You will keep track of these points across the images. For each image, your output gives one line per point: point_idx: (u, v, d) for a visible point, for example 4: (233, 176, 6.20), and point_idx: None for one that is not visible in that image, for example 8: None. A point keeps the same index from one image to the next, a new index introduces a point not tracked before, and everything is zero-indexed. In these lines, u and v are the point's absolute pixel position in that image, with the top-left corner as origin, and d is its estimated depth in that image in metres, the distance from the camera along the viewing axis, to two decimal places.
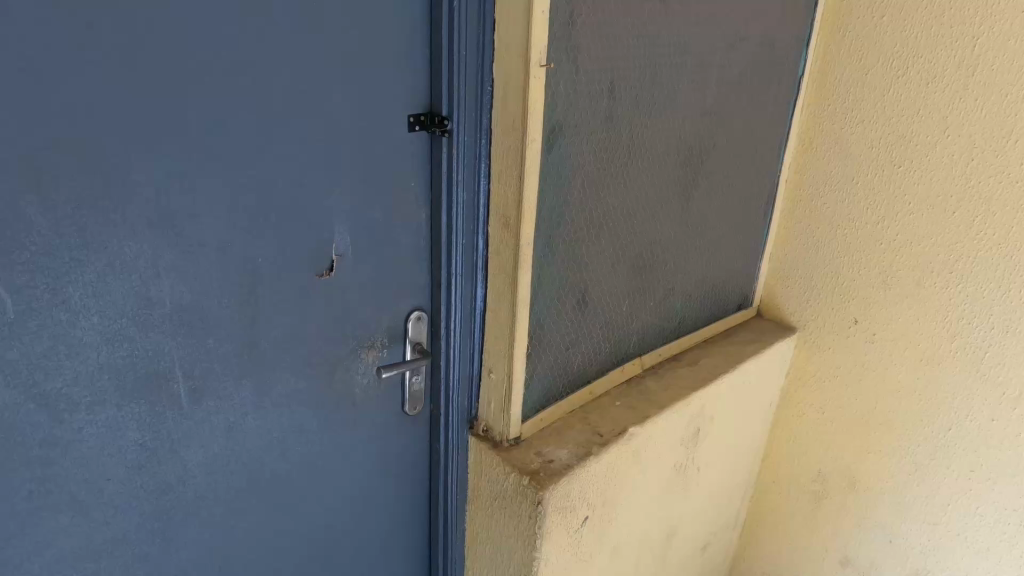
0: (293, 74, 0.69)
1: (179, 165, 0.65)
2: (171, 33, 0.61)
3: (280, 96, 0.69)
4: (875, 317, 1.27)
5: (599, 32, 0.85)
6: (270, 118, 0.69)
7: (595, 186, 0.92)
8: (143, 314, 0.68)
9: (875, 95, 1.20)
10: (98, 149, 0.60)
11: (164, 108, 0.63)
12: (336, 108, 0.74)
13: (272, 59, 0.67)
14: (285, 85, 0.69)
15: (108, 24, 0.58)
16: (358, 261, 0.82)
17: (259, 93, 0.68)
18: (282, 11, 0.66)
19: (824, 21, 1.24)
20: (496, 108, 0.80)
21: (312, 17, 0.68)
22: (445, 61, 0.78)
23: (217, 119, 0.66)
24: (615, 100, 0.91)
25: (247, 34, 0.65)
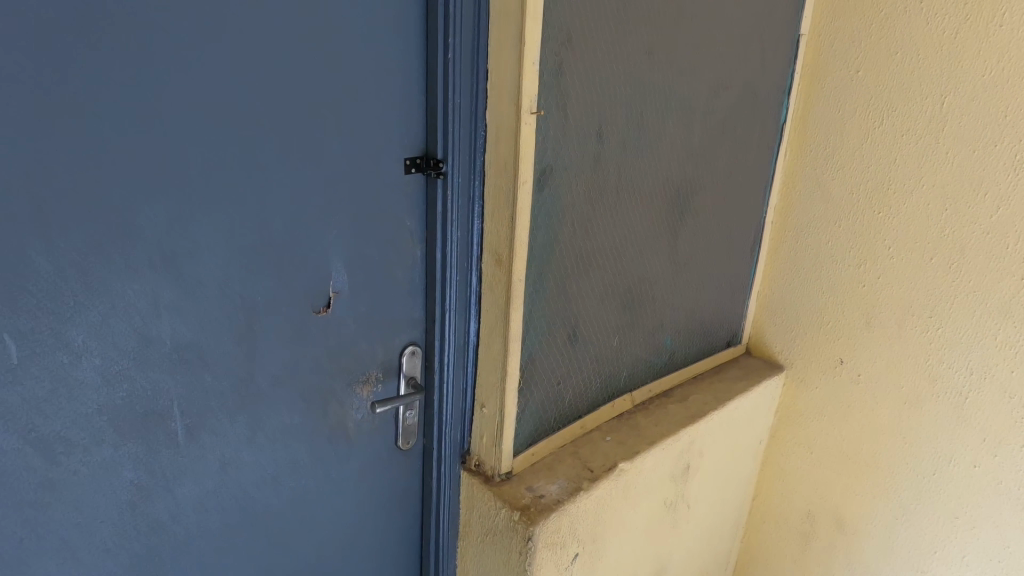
0: (296, 120, 0.73)
1: (185, 210, 0.68)
2: (182, 85, 0.65)
3: (283, 140, 0.73)
4: (860, 357, 1.30)
5: (587, 81, 0.89)
6: (273, 161, 0.73)
7: (585, 227, 0.96)
8: (143, 353, 0.70)
9: (854, 144, 1.25)
10: (107, 196, 0.63)
11: (172, 155, 0.66)
12: (336, 152, 0.77)
13: (276, 106, 0.71)
14: (288, 130, 0.73)
15: (122, 78, 0.61)
16: (354, 298, 0.84)
17: (263, 138, 0.71)
18: (287, 62, 0.71)
19: (804, 73, 1.31)
20: (489, 152, 0.84)
21: (315, 67, 0.73)
22: (442, 107, 0.82)
23: (223, 164, 0.69)
24: (604, 144, 0.95)
25: (254, 83, 0.69)
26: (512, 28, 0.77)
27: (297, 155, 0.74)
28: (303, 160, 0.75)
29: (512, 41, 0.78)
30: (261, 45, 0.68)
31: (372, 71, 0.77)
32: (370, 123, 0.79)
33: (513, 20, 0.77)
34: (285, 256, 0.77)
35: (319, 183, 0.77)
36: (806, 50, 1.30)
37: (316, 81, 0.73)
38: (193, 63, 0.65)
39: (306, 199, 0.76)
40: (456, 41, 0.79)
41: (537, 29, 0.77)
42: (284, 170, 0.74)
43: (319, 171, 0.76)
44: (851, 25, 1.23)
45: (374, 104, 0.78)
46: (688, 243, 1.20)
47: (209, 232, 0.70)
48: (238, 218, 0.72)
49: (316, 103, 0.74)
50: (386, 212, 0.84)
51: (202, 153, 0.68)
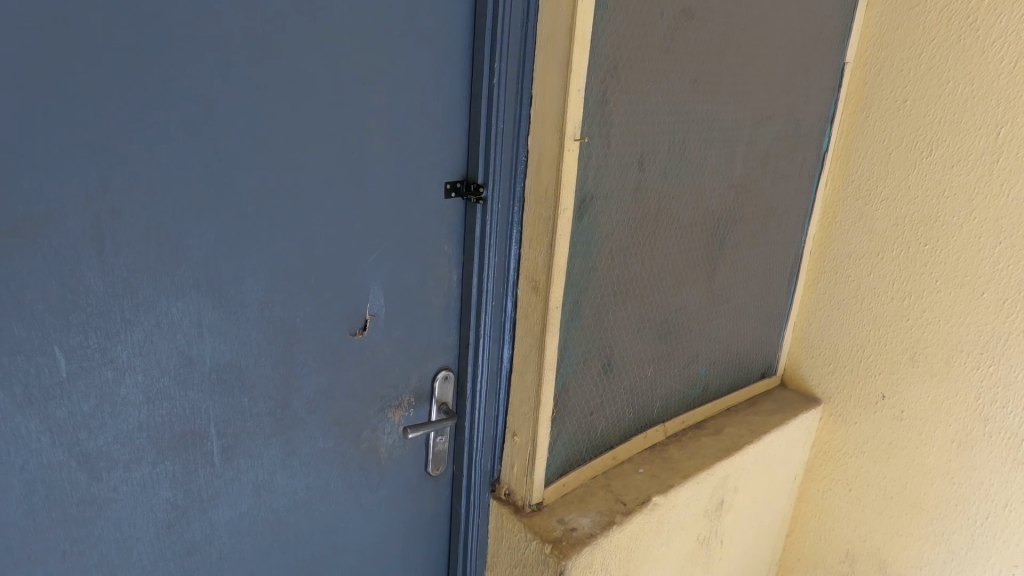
0: (341, 143, 0.74)
1: (232, 230, 0.69)
2: (232, 109, 0.66)
3: (328, 163, 0.73)
4: (904, 394, 1.25)
5: (630, 108, 0.89)
6: (318, 184, 0.73)
7: (624, 256, 0.95)
8: (183, 372, 0.70)
9: (900, 174, 1.23)
10: (158, 216, 0.64)
11: (222, 177, 0.67)
12: (378, 175, 0.77)
13: (322, 131, 0.72)
14: (333, 152, 0.73)
15: (179, 102, 0.63)
16: (390, 322, 0.84)
17: (308, 161, 0.72)
18: (334, 87, 0.71)
19: (847, 102, 1.29)
20: (529, 179, 0.84)
21: (362, 92, 0.73)
22: (484, 133, 0.82)
23: (270, 186, 0.70)
24: (645, 173, 0.94)
25: (302, 107, 0.70)
26: (559, 56, 0.78)
27: (341, 178, 0.75)
28: (346, 182, 0.75)
29: (558, 69, 0.78)
30: (310, 70, 0.69)
31: (417, 97, 0.77)
32: (413, 147, 0.79)
33: (559, 49, 0.77)
34: (326, 279, 0.77)
35: (360, 207, 0.77)
36: (852, 77, 1.28)
37: (362, 106, 0.74)
38: (243, 87, 0.66)
39: (347, 222, 0.77)
40: (501, 68, 0.79)
41: (584, 57, 0.77)
42: (328, 193, 0.74)
43: (362, 195, 0.77)
44: (898, 53, 1.21)
45: (418, 130, 0.79)
46: (726, 273, 1.17)
47: (254, 254, 0.71)
48: (281, 240, 0.72)
49: (361, 127, 0.74)
50: (427, 238, 0.83)
51: (249, 175, 0.69)
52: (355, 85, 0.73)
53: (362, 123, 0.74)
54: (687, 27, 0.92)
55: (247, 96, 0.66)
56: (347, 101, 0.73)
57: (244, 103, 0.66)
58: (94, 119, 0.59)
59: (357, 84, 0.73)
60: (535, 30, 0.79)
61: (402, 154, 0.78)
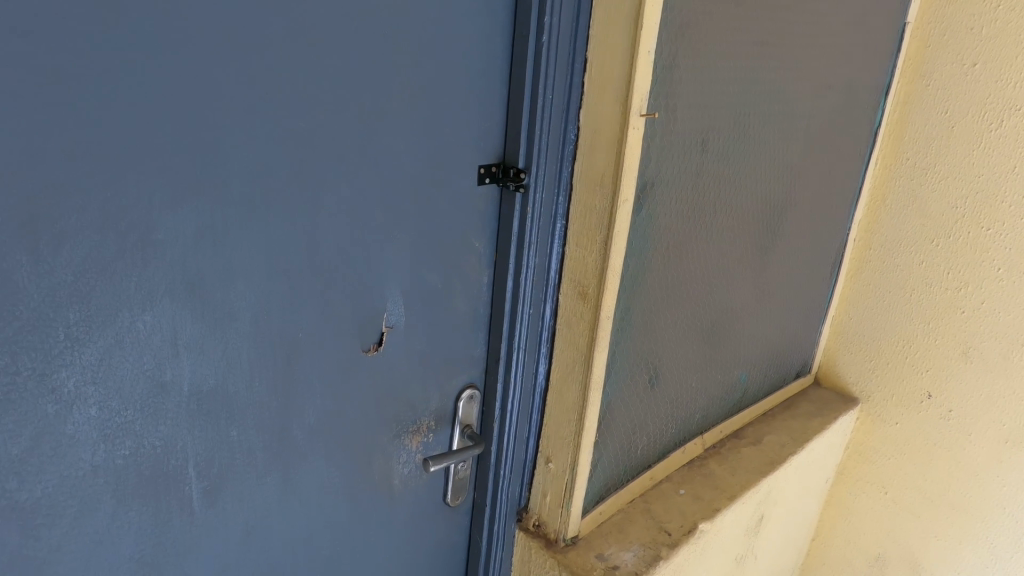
0: (360, 111, 0.56)
1: (219, 213, 0.50)
2: (224, 55, 0.47)
3: (343, 136, 0.56)
4: (953, 391, 1.16)
5: (699, 76, 0.73)
6: (330, 163, 0.56)
7: (679, 253, 0.81)
8: (154, 403, 0.51)
9: (962, 150, 1.11)
10: (115, 192, 0.45)
11: (209, 147, 0.48)
12: (402, 152, 0.61)
13: (338, 92, 0.54)
14: (349, 122, 0.56)
15: (150, 39, 0.44)
16: (410, 334, 0.68)
17: (319, 133, 0.54)
18: (354, 33, 0.54)
19: (905, 70, 1.16)
20: (579, 162, 0.69)
21: (388, 43, 0.56)
22: (529, 104, 0.66)
23: (270, 163, 0.52)
24: (707, 154, 0.79)
25: (314, 60, 0.52)
26: (626, 12, 0.63)
27: (356, 157, 0.58)
28: (363, 162, 0.58)
29: (624, 28, 0.63)
30: (326, 8, 0.51)
31: (452, 52, 0.61)
32: (444, 118, 0.62)
33: (626, 3, 0.62)
34: (334, 283, 0.60)
35: (379, 194, 0.60)
36: (910, 42, 1.15)
37: (387, 60, 0.56)
38: (240, 26, 0.47)
39: (363, 212, 0.60)
40: (553, 21, 0.63)
41: (656, 12, 0.62)
42: (341, 175, 0.57)
43: (382, 178, 0.60)
44: (969, 12, 1.07)
45: (451, 95, 0.62)
46: (776, 267, 1.05)
47: (246, 248, 0.53)
48: (282, 233, 0.55)
49: (382, 88, 0.57)
50: (454, 230, 0.68)
51: (244, 146, 0.50)
52: (380, 32, 0.55)
53: (386, 83, 0.57)
54: None
55: (244, 40, 0.48)
56: (369, 54, 0.55)
57: (240, 48, 0.48)
58: (21, 55, 0.39)
59: (383, 31, 0.55)
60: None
61: (432, 125, 0.62)
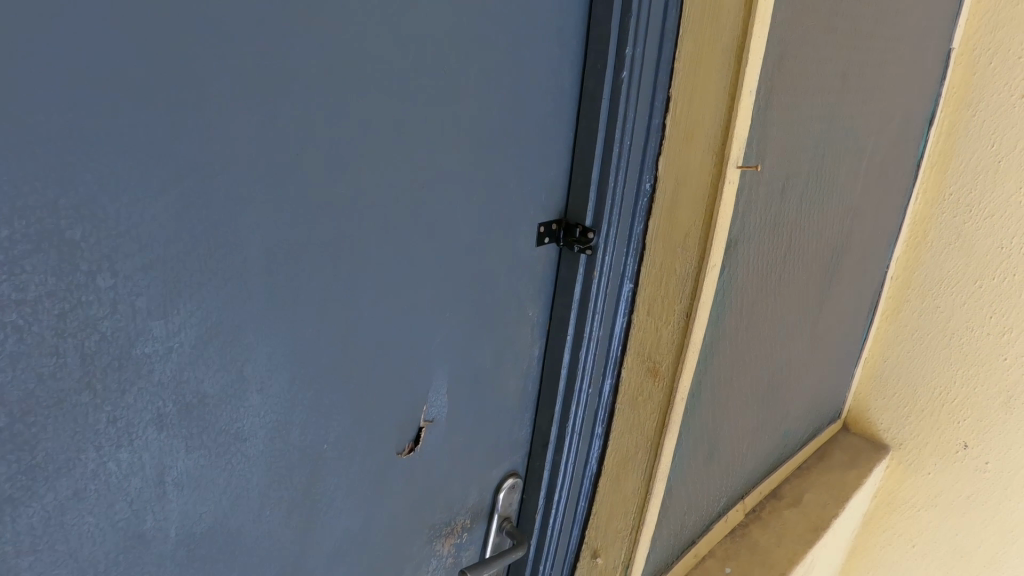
0: (410, 168, 0.43)
1: (230, 313, 0.37)
2: (238, 107, 0.33)
3: (389, 200, 0.42)
4: (991, 444, 1.09)
5: (788, 117, 0.63)
6: (370, 234, 0.42)
7: (750, 315, 0.70)
8: (127, 562, 0.38)
9: (1010, 186, 1.00)
10: (78, 299, 0.31)
11: (217, 229, 0.35)
12: (456, 214, 0.48)
13: (385, 147, 0.41)
14: (397, 183, 0.42)
15: (132, 90, 0.29)
16: (451, 427, 0.56)
17: (359, 199, 0.41)
18: (406, 69, 0.40)
19: (950, 98, 1.05)
20: (657, 219, 0.57)
21: (448, 81, 0.43)
22: (602, 152, 0.54)
23: (295, 244, 0.38)
24: (786, 203, 0.69)
25: (355, 106, 0.38)
26: (724, 47, 0.52)
27: (404, 225, 0.44)
28: (411, 229, 0.45)
29: (722, 64, 0.53)
30: (372, 38, 0.38)
31: (518, 89, 0.48)
32: (505, 169, 0.50)
33: (724, 37, 0.52)
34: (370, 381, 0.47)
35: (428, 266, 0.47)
36: (956, 67, 1.04)
37: (444, 103, 0.43)
38: (257, 64, 0.33)
39: (409, 288, 0.47)
40: (635, 53, 0.51)
41: (760, 49, 0.52)
42: (385, 247, 0.44)
43: (432, 247, 0.47)
44: (1021, 36, 0.96)
45: (514, 142, 0.49)
46: (829, 315, 0.95)
47: (263, 353, 0.39)
48: (308, 329, 0.41)
49: (439, 139, 0.44)
50: (507, 298, 0.55)
51: (264, 222, 0.36)
52: (437, 67, 0.42)
53: (441, 131, 0.44)
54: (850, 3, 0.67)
55: (263, 84, 0.34)
56: (424, 96, 0.42)
57: (258, 94, 0.34)
58: None
59: (441, 67, 0.42)
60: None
61: (492, 179, 0.49)
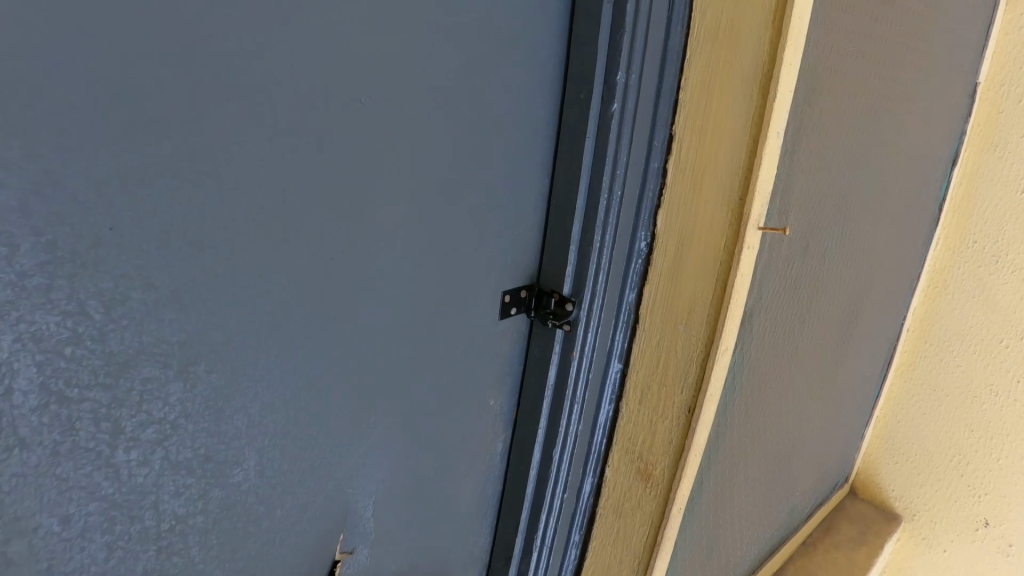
0: (315, 232, 0.31)
1: None
2: (4, 151, 0.21)
3: (281, 279, 0.30)
4: (1016, 524, 0.96)
5: (820, 161, 0.50)
6: (250, 327, 0.29)
7: (761, 395, 0.58)
8: None
9: None
10: None
11: None
12: (388, 288, 0.36)
13: (274, 205, 0.29)
14: (295, 254, 0.30)
15: None
16: (383, 554, 0.43)
17: (235, 279, 0.28)
18: (308, 97, 0.29)
19: (976, 134, 0.91)
20: (652, 287, 0.45)
21: (372, 112, 0.31)
22: (585, 204, 0.42)
23: (116, 351, 0.25)
24: (809, 263, 0.57)
25: (225, 151, 0.26)
26: (743, 74, 0.40)
27: (308, 310, 0.32)
28: (317, 315, 0.32)
29: (740, 96, 0.40)
30: (254, 56, 0.26)
31: (474, 123, 0.37)
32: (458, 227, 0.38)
33: (743, 61, 0.40)
34: (260, 520, 0.34)
35: (348, 361, 0.35)
36: (983, 101, 0.90)
37: (369, 143, 0.32)
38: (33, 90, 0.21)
39: (318, 393, 0.34)
40: (627, 82, 0.39)
41: (793, 76, 0.39)
42: (277, 343, 0.31)
43: (353, 334, 0.35)
44: None
45: (470, 191, 0.38)
46: (845, 380, 0.84)
47: (50, 518, 0.25)
48: (137, 474, 0.27)
49: (355, 197, 0.32)
50: (463, 386, 0.43)
51: (42, 324, 0.23)
52: (356, 94, 0.30)
53: (364, 181, 0.32)
54: (889, 28, 0.55)
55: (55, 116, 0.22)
56: (337, 134, 0.30)
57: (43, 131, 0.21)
58: None
59: (362, 95, 0.31)
60: (692, 11, 0.40)
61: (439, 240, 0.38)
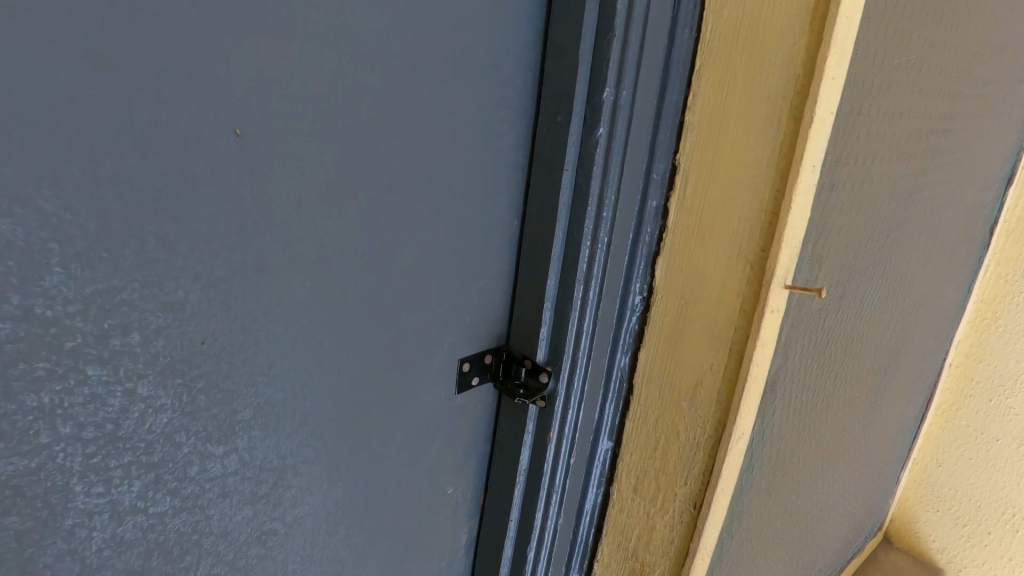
0: (178, 307, 0.23)
1: None
2: None
3: (131, 372, 0.22)
4: None
5: (865, 196, 0.40)
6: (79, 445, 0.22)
7: (783, 469, 0.49)
8: None
9: None
10: None
11: None
12: (299, 369, 0.28)
13: (105, 277, 0.21)
14: (143, 336, 0.22)
15: None
16: None
17: (41, 385, 0.20)
18: (154, 126, 0.21)
19: None
20: (650, 354, 0.37)
21: (258, 145, 0.23)
22: (564, 254, 0.34)
23: None
24: (844, 312, 0.47)
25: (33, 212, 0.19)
26: (771, 90, 0.30)
27: (173, 408, 0.24)
28: (185, 412, 0.24)
29: (766, 120, 0.30)
30: (68, 80, 0.19)
31: (418, 155, 0.29)
32: (398, 284, 0.30)
33: (771, 77, 0.30)
34: None
35: (238, 466, 0.27)
36: None
37: (257, 186, 0.24)
38: None
39: (196, 510, 0.26)
40: (614, 105, 0.31)
41: (837, 93, 0.29)
42: (128, 454, 0.23)
43: (249, 430, 0.27)
44: None
45: (413, 239, 0.30)
46: (883, 432, 0.73)
47: None
48: None
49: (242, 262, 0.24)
50: (418, 473, 0.35)
51: None
52: (232, 122, 0.23)
53: (256, 241, 0.25)
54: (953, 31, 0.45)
55: None
56: (208, 176, 0.22)
57: None
58: None
59: (245, 123, 0.23)
60: (705, 11, 0.31)
61: (370, 302, 0.30)
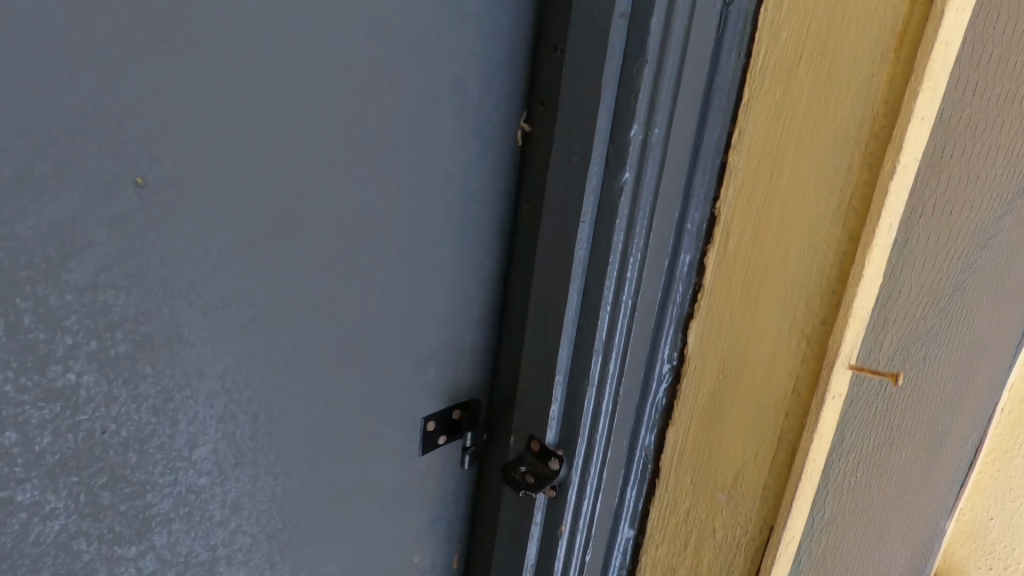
0: (66, 396, 0.21)
1: None
2: None
3: (10, 476, 0.20)
4: None
5: (954, 245, 0.33)
6: None
7: (841, 554, 0.41)
8: None
9: None
10: None
11: None
12: (228, 449, 0.25)
13: None
14: (24, 435, 0.20)
15: None
16: None
17: None
18: (32, 191, 0.18)
19: None
20: (682, 433, 0.31)
21: (167, 194, 0.21)
22: (579, 318, 0.28)
23: None
24: (923, 375, 0.39)
25: None
26: (838, 132, 0.25)
27: (68, 511, 0.22)
28: (82, 513, 0.22)
29: (834, 166, 0.25)
30: None
31: (373, 205, 0.26)
32: (350, 345, 0.27)
33: (842, 115, 0.24)
34: None
35: (158, 564, 0.25)
36: None
37: (168, 242, 0.21)
38: None
39: None
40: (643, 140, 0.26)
41: (924, 137, 0.24)
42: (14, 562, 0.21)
43: (169, 523, 0.25)
44: None
45: (366, 296, 0.27)
46: None
47: None
48: None
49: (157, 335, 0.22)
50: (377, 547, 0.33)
51: None
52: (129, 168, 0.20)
53: (160, 319, 0.22)
54: None
55: None
56: (104, 240, 0.20)
57: None
58: None
59: (150, 171, 0.20)
60: (756, 32, 0.26)
61: (311, 367, 0.27)
